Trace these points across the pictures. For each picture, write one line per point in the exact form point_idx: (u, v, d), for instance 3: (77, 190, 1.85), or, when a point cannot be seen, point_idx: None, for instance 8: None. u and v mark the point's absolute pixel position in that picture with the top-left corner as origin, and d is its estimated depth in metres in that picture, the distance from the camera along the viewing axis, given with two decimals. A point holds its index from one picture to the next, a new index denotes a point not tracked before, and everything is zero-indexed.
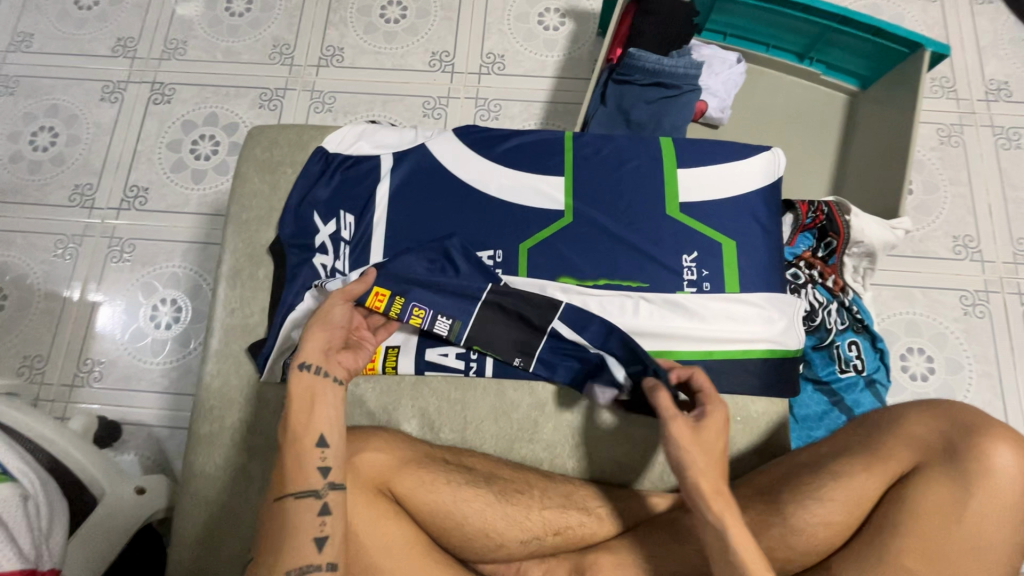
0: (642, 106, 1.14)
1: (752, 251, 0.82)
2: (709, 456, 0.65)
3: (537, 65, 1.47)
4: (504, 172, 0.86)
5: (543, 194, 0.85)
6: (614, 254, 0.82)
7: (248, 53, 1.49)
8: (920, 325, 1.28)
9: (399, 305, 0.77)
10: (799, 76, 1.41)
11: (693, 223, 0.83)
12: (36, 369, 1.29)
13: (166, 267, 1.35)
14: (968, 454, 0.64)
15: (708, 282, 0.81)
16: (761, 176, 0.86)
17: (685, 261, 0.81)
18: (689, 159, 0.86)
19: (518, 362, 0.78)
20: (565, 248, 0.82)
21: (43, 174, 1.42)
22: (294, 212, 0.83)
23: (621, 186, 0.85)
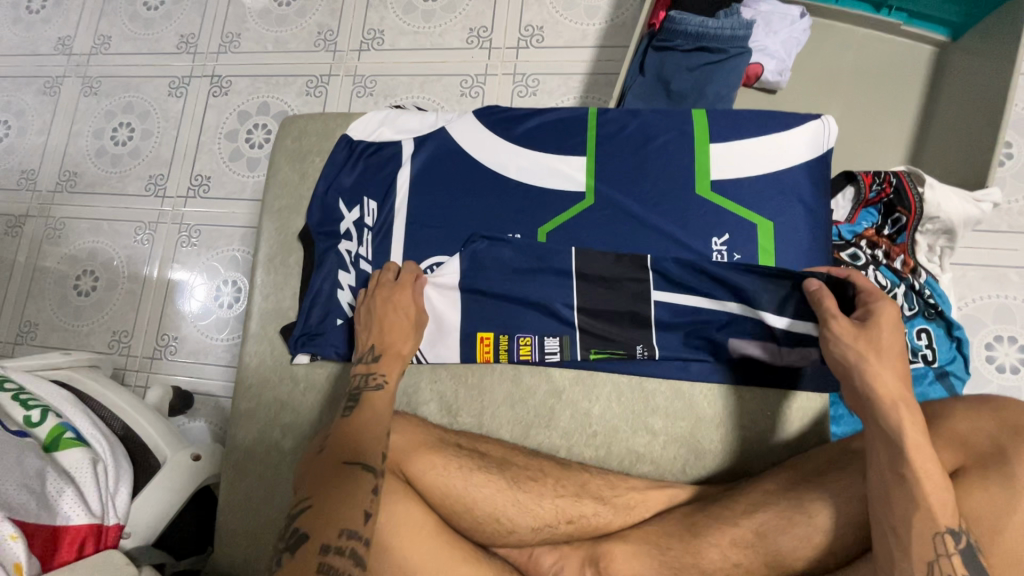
0: (683, 74, 1.07)
1: (790, 232, 0.77)
2: (888, 362, 0.64)
3: (577, 35, 1.40)
4: (523, 154, 0.84)
5: (564, 175, 0.83)
6: (639, 235, 0.79)
7: (294, 42, 1.54)
8: (1012, 310, 1.12)
9: (506, 344, 0.79)
10: (874, 28, 1.25)
11: (725, 203, 0.79)
12: (123, 343, 1.45)
13: (227, 251, 1.46)
14: (1019, 456, 0.59)
15: (739, 266, 0.77)
16: (805, 148, 0.79)
17: (715, 243, 0.78)
18: (722, 132, 0.81)
19: (641, 351, 0.77)
20: (586, 231, 0.80)
21: (122, 167, 1.57)
22: (321, 198, 0.86)
23: (646, 165, 0.81)
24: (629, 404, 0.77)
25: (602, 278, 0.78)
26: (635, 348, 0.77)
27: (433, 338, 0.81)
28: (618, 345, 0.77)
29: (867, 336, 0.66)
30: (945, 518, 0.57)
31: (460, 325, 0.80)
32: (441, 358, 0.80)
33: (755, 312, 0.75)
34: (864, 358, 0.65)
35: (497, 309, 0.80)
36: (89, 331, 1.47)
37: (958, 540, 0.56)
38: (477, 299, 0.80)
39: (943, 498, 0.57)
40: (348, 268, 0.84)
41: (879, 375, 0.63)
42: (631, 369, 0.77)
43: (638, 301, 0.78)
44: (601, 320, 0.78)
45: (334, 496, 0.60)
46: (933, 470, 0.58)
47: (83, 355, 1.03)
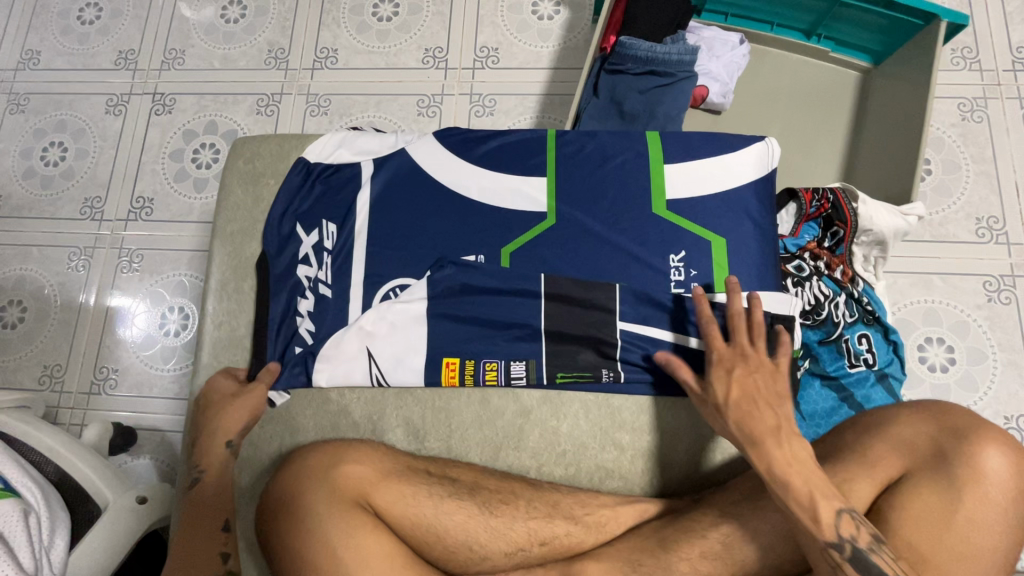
0: (636, 96, 1.11)
1: (743, 248, 0.81)
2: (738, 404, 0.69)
3: (532, 57, 1.44)
4: (484, 174, 0.86)
5: (524, 195, 0.85)
6: (600, 251, 0.82)
7: (243, 59, 1.50)
8: (940, 313, 1.21)
9: (472, 370, 0.78)
10: (806, 54, 1.34)
11: (680, 221, 0.82)
12: (56, 378, 1.34)
13: (172, 276, 1.39)
14: (958, 456, 0.64)
15: (696, 282, 0.80)
16: (752, 167, 0.84)
17: (673, 260, 0.81)
18: (673, 152, 0.85)
19: (606, 374, 0.78)
20: (550, 251, 0.82)
21: (55, 189, 1.47)
22: (278, 224, 0.86)
23: (603, 184, 0.84)
24: (597, 420, 0.77)
25: (569, 295, 0.79)
26: (601, 372, 0.78)
27: (396, 360, 0.79)
28: (590, 369, 0.78)
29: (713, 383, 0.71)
30: (828, 516, 0.62)
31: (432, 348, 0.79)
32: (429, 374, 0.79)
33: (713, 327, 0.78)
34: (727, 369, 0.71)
35: (463, 330, 0.80)
36: (16, 366, 1.35)
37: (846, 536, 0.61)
38: (444, 320, 0.80)
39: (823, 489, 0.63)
40: (307, 296, 0.83)
41: (751, 418, 0.67)
42: (598, 386, 0.78)
43: (601, 317, 0.79)
44: (571, 335, 0.79)
45: (278, 517, 0.67)
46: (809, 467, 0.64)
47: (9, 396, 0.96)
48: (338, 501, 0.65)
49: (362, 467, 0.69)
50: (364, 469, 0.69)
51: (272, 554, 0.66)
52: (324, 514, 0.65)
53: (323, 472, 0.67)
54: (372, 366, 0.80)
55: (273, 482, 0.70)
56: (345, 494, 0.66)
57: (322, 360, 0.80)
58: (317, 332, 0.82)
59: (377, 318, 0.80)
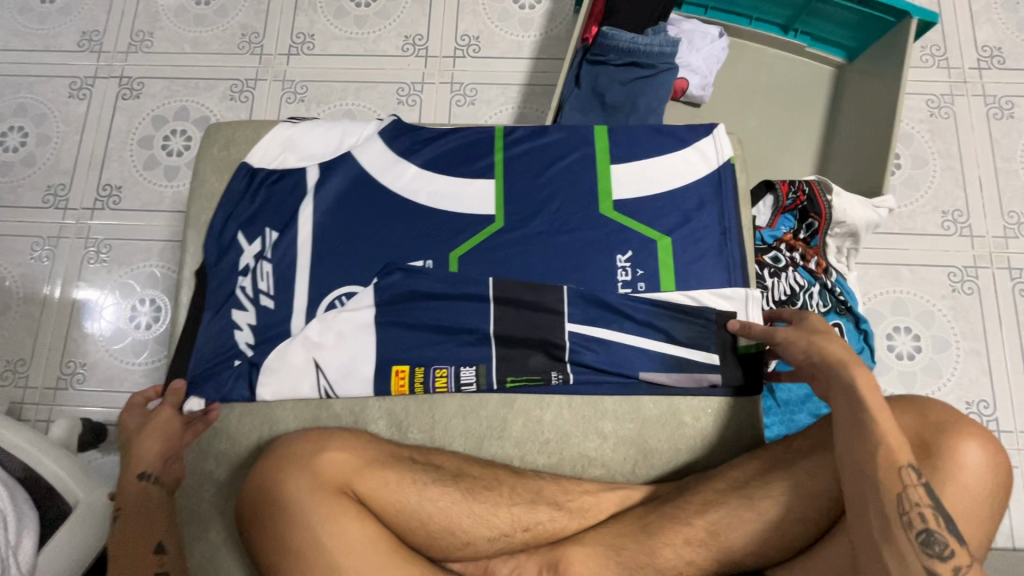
0: (617, 87, 1.11)
1: (688, 247, 0.83)
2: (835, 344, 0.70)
3: (513, 46, 1.42)
4: (434, 179, 0.88)
5: (474, 199, 0.86)
6: (549, 254, 0.83)
7: (215, 43, 1.45)
8: (907, 303, 1.26)
9: (422, 376, 0.78)
10: (783, 48, 1.36)
11: (627, 221, 0.85)
12: (20, 373, 1.29)
13: (143, 267, 1.34)
14: (940, 450, 0.66)
15: (643, 282, 0.82)
16: (690, 169, 0.87)
17: (620, 260, 0.83)
18: (619, 156, 0.88)
19: (556, 376, 0.78)
20: (498, 255, 0.83)
21: (15, 176, 1.40)
22: (219, 232, 0.85)
23: (549, 190, 0.87)
24: (579, 409, 0.78)
25: (517, 299, 0.80)
26: (550, 374, 0.78)
27: (378, 351, 0.79)
28: (539, 373, 0.78)
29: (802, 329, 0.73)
30: (904, 453, 0.63)
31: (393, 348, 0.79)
32: (400, 367, 0.79)
33: (661, 326, 0.80)
34: (851, 362, 0.68)
35: (441, 322, 0.80)
36: None
37: (918, 473, 0.62)
38: (424, 310, 0.80)
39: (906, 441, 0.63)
40: (246, 306, 0.83)
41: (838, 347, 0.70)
42: (565, 382, 0.79)
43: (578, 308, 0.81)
44: (529, 336, 0.79)
45: (261, 504, 0.66)
46: (891, 420, 0.64)
47: None
48: (322, 489, 0.65)
49: (346, 452, 0.68)
50: (347, 454, 0.68)
51: (257, 543, 0.65)
52: (308, 501, 0.64)
53: (305, 460, 0.67)
54: (320, 378, 0.79)
55: (254, 470, 0.69)
56: (329, 479, 0.66)
57: (264, 372, 0.79)
58: (257, 344, 0.81)
59: (322, 328, 0.80)
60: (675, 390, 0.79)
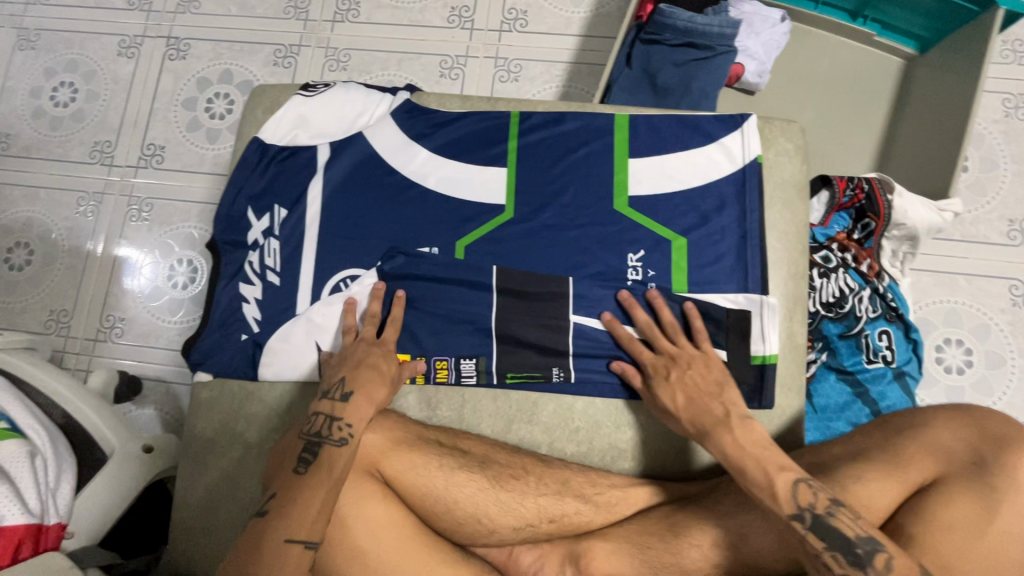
0: (670, 69, 1.06)
1: (708, 248, 0.76)
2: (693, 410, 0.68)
3: (562, 23, 1.38)
4: (444, 164, 0.80)
5: (483, 186, 0.79)
6: (558, 249, 0.76)
7: (262, 7, 1.45)
8: (961, 314, 1.19)
9: (421, 366, 0.75)
10: (849, 37, 1.28)
11: (642, 220, 0.76)
12: (63, 323, 1.34)
13: (182, 228, 1.36)
14: (997, 466, 0.62)
15: (654, 283, 0.75)
16: (724, 166, 0.78)
17: (631, 260, 0.76)
18: (644, 145, 0.79)
19: (557, 373, 0.75)
20: (506, 247, 0.76)
21: (64, 131, 1.43)
22: (229, 206, 0.82)
23: (561, 182, 0.78)
24: (612, 401, 0.75)
25: (523, 294, 0.75)
26: (551, 370, 0.75)
27: (408, 328, 0.76)
28: (540, 370, 0.75)
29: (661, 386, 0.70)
30: (787, 506, 0.59)
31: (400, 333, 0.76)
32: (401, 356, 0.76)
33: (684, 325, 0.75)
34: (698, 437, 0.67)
35: (479, 301, 0.75)
36: (23, 308, 1.35)
37: (803, 521, 0.59)
38: (462, 285, 0.76)
39: (778, 492, 0.60)
40: (253, 281, 0.81)
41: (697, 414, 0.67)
42: (599, 370, 0.75)
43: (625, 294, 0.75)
44: (550, 327, 0.75)
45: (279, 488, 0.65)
46: (760, 478, 0.61)
47: (15, 336, 0.94)
48: (350, 472, 0.64)
49: (373, 435, 0.67)
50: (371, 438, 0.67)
51: None
52: None
53: None
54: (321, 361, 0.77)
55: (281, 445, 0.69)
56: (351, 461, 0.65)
57: (269, 351, 0.78)
58: (263, 320, 0.79)
59: (325, 310, 0.77)
60: None
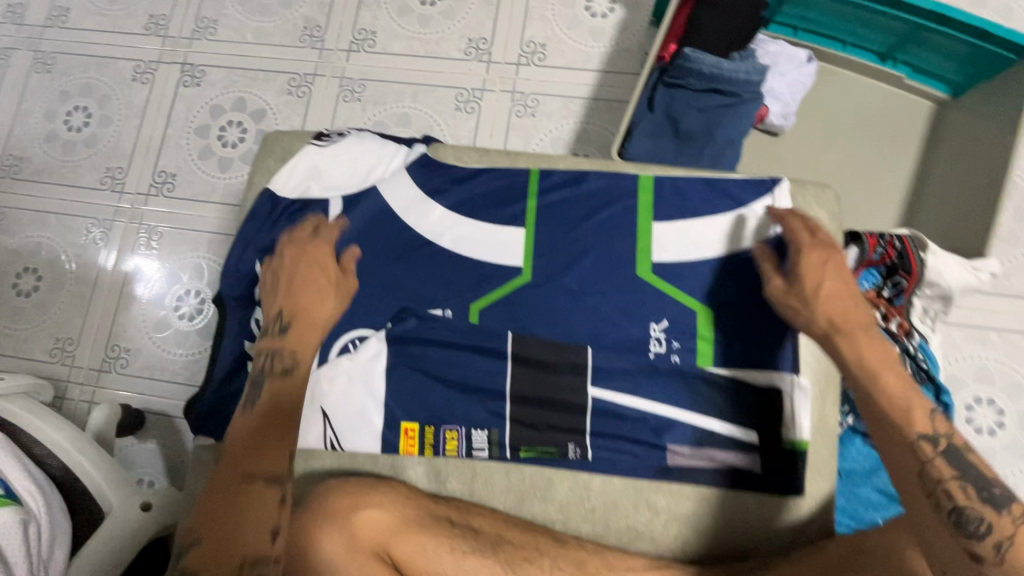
0: (694, 114, 1.03)
1: (734, 319, 0.73)
2: (841, 306, 0.67)
3: (581, 57, 1.35)
4: (461, 224, 0.77)
5: (500, 247, 0.76)
6: (576, 314, 0.73)
7: (278, 34, 1.43)
8: (993, 372, 1.14)
9: (432, 438, 0.72)
10: (877, 79, 1.24)
11: (665, 287, 0.74)
12: (68, 351, 1.32)
13: (190, 257, 1.34)
14: None
15: (677, 355, 0.73)
16: (753, 234, 0.76)
17: (654, 330, 0.73)
18: (669, 208, 0.76)
19: (573, 450, 0.71)
20: (523, 312, 0.74)
21: (76, 155, 1.42)
22: (237, 261, 0.80)
23: (581, 246, 0.75)
24: (631, 479, 0.72)
25: (539, 363, 0.72)
26: (567, 446, 0.71)
27: (418, 397, 0.73)
28: (556, 445, 0.71)
29: (794, 290, 0.69)
30: (921, 425, 0.61)
31: (411, 400, 0.73)
32: (411, 426, 0.73)
33: (707, 400, 0.72)
34: (835, 331, 0.66)
35: (493, 370, 0.72)
36: (29, 335, 1.34)
37: (935, 444, 0.60)
38: (476, 353, 0.73)
39: (914, 416, 0.62)
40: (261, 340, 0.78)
41: (839, 308, 0.67)
42: (618, 447, 0.71)
43: (645, 368, 0.72)
44: (567, 401, 0.72)
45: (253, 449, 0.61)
46: (893, 391, 0.63)
47: (18, 381, 0.92)
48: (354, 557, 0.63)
49: (380, 514, 0.66)
50: (378, 520, 0.65)
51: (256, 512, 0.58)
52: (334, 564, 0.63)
53: (342, 517, 0.64)
54: (327, 428, 0.73)
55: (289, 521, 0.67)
56: (352, 540, 0.63)
57: None
58: None
59: (332, 374, 0.74)
60: (702, 478, 0.71)
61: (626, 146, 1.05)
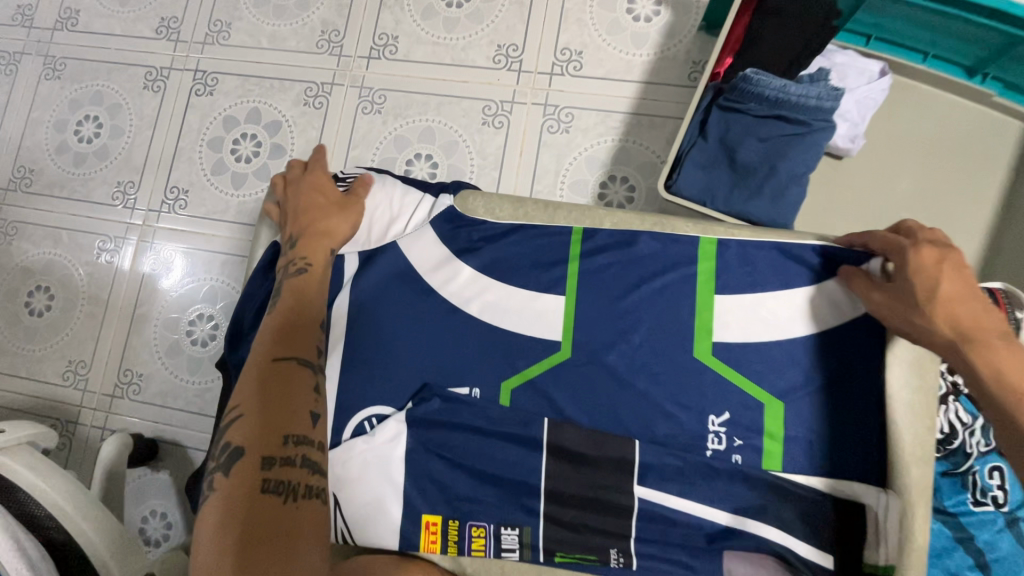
0: (752, 144, 0.91)
1: (806, 413, 0.71)
2: (961, 308, 0.63)
3: (621, 66, 1.22)
4: (493, 289, 0.77)
5: (539, 316, 0.75)
6: (609, 399, 0.72)
7: (293, 39, 1.34)
8: None
9: (456, 534, 0.70)
10: (962, 96, 1.09)
11: (727, 371, 0.72)
12: (81, 375, 1.28)
13: (203, 279, 1.28)
14: None
15: (739, 453, 0.70)
16: (830, 317, 0.72)
17: (713, 424, 0.71)
18: (732, 282, 0.74)
19: (615, 555, 0.69)
20: (559, 392, 0.73)
21: (87, 168, 1.36)
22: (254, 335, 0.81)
23: (632, 318, 0.74)
24: None
25: (577, 456, 0.70)
26: (608, 550, 0.69)
27: (449, 490, 0.71)
28: (596, 551, 0.69)
29: (904, 295, 0.66)
30: None
31: (434, 490, 0.71)
32: (433, 521, 0.70)
33: (744, 503, 0.68)
34: (963, 341, 0.63)
35: (529, 465, 0.70)
36: (42, 356, 1.30)
37: None
38: (512, 445, 0.71)
39: None
40: None
41: (960, 309, 0.63)
42: (656, 550, 0.69)
43: (689, 467, 0.69)
44: (604, 500, 0.70)
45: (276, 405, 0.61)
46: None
47: (22, 431, 0.88)
48: None
49: None
50: None
51: (285, 446, 0.58)
52: None
53: None
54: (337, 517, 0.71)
55: None
56: None
57: None
58: None
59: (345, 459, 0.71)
60: None
61: (674, 177, 0.94)
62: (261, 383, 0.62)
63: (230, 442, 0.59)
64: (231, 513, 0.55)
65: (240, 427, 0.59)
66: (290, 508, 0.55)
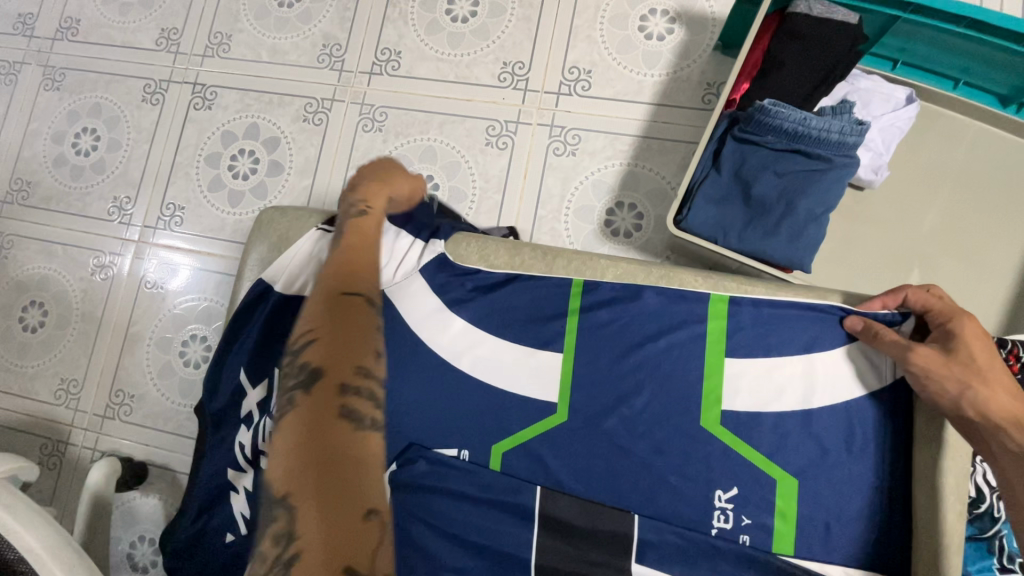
0: (770, 178, 0.85)
1: (818, 486, 0.69)
2: (1006, 390, 0.62)
3: (632, 87, 1.17)
4: (486, 343, 0.77)
5: (538, 373, 0.75)
6: (599, 461, 0.72)
7: (294, 53, 1.30)
8: None
9: None
10: (995, 125, 1.03)
11: (734, 441, 0.71)
12: (73, 394, 1.26)
13: (197, 299, 1.25)
14: None
15: (747, 533, 0.68)
16: (849, 386, 0.71)
17: (720, 498, 0.70)
18: (741, 344, 0.74)
19: None
20: (552, 455, 0.73)
21: (84, 183, 1.34)
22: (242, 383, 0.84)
23: (634, 381, 0.74)
24: None
25: (568, 524, 0.69)
26: None
27: (438, 555, 0.69)
28: None
29: (955, 361, 0.64)
30: None
31: (419, 555, 0.69)
32: None
33: None
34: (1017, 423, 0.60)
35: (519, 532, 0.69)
36: (35, 374, 1.28)
37: None
38: (503, 510, 0.70)
39: None
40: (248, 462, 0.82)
41: (1007, 390, 0.62)
42: None
43: (682, 538, 0.68)
44: (595, 571, 0.68)
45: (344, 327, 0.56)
46: None
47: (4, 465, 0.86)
48: None
49: None
50: None
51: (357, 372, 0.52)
52: None
53: None
54: None
55: None
56: None
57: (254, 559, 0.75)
58: None
59: None
60: None
61: (684, 213, 0.89)
62: (328, 310, 0.57)
63: (307, 362, 0.53)
64: (295, 441, 0.48)
65: (314, 351, 0.54)
66: (360, 433, 0.49)
